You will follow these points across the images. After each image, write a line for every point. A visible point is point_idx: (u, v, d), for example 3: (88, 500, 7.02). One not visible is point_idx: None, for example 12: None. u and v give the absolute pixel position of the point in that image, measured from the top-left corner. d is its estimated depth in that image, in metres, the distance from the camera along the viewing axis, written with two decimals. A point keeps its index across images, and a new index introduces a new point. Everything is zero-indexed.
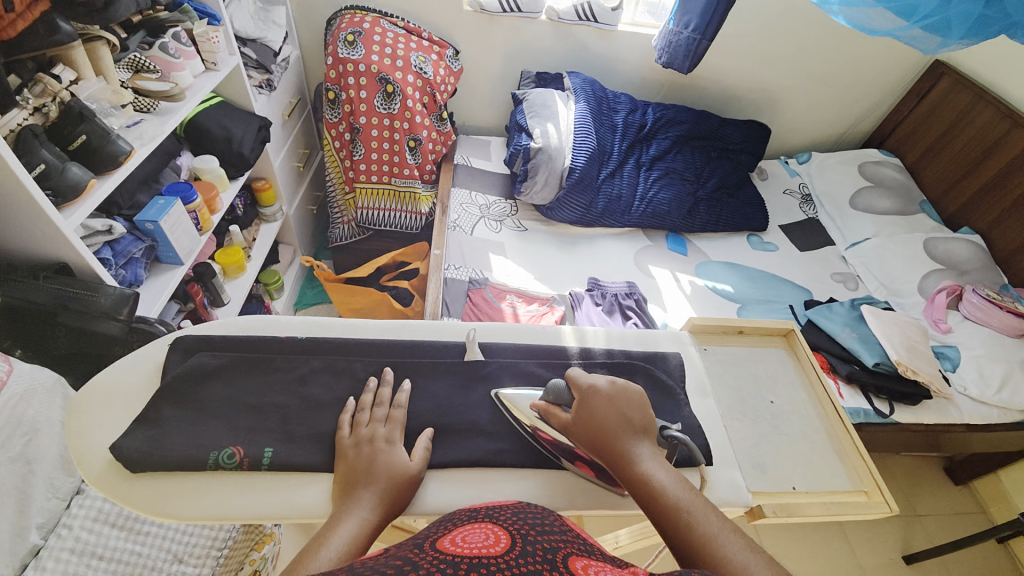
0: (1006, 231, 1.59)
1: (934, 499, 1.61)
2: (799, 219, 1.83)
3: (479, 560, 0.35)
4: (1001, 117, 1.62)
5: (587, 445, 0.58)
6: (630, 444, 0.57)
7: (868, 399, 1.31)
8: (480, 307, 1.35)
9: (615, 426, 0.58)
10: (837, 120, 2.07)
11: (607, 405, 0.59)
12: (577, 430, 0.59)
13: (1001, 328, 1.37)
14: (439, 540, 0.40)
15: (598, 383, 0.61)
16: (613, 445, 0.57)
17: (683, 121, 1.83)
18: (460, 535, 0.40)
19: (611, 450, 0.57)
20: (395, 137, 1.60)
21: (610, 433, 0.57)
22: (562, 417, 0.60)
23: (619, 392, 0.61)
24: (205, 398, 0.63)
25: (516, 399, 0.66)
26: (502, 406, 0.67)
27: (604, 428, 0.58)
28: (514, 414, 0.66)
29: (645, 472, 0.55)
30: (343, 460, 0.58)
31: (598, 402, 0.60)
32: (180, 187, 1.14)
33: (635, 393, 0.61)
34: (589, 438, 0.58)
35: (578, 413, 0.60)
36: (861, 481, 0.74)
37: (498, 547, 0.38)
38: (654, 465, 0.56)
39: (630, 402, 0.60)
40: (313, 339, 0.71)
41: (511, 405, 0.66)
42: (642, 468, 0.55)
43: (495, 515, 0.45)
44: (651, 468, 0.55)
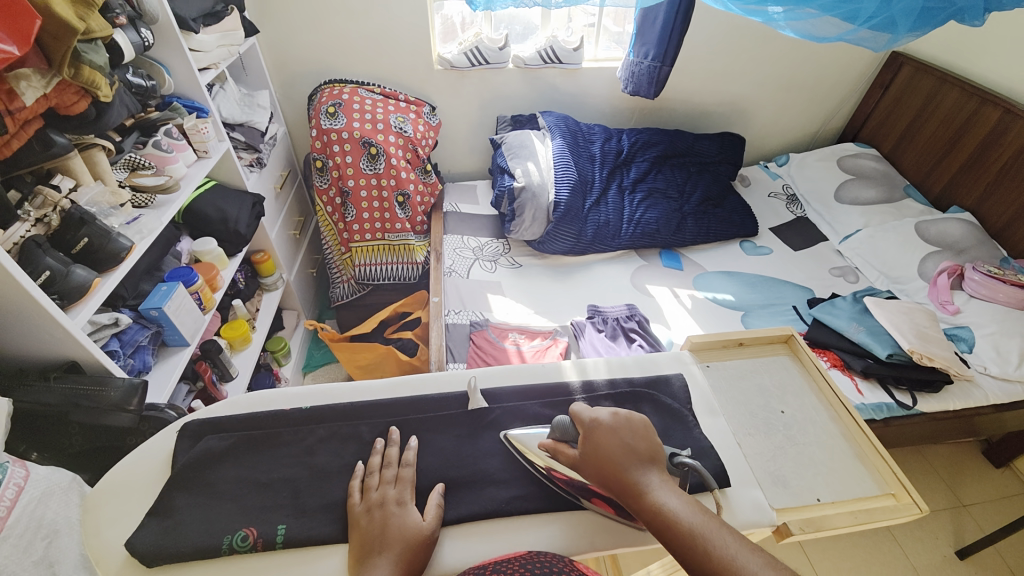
0: (995, 205, 1.60)
1: (978, 485, 1.54)
2: (788, 220, 1.85)
3: None
4: (966, 97, 1.66)
5: (598, 480, 0.58)
6: (639, 474, 0.56)
7: (889, 392, 1.28)
8: (484, 349, 1.35)
9: (622, 457, 0.58)
10: (808, 120, 2.13)
11: (611, 437, 0.59)
12: (586, 465, 0.59)
13: (1008, 302, 1.35)
14: None
15: (600, 416, 0.62)
16: (622, 478, 0.56)
17: (658, 142, 1.89)
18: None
19: (621, 483, 0.56)
20: (384, 195, 1.66)
21: (618, 465, 0.57)
22: (570, 454, 0.61)
23: (622, 422, 0.61)
24: (216, 481, 0.64)
25: (525, 438, 0.66)
26: (513, 448, 0.67)
27: (611, 461, 0.57)
28: (527, 457, 0.65)
29: (657, 500, 0.54)
30: (356, 528, 0.58)
31: (603, 434, 0.60)
32: (182, 271, 1.18)
33: (638, 422, 0.61)
34: (598, 473, 0.58)
35: (585, 448, 0.60)
36: (888, 484, 0.73)
37: None
38: (665, 493, 0.55)
39: (634, 431, 0.60)
40: (318, 407, 0.72)
41: (522, 447, 0.65)
42: (653, 497, 0.55)
43: (504, 569, 0.48)
44: (663, 496, 0.54)
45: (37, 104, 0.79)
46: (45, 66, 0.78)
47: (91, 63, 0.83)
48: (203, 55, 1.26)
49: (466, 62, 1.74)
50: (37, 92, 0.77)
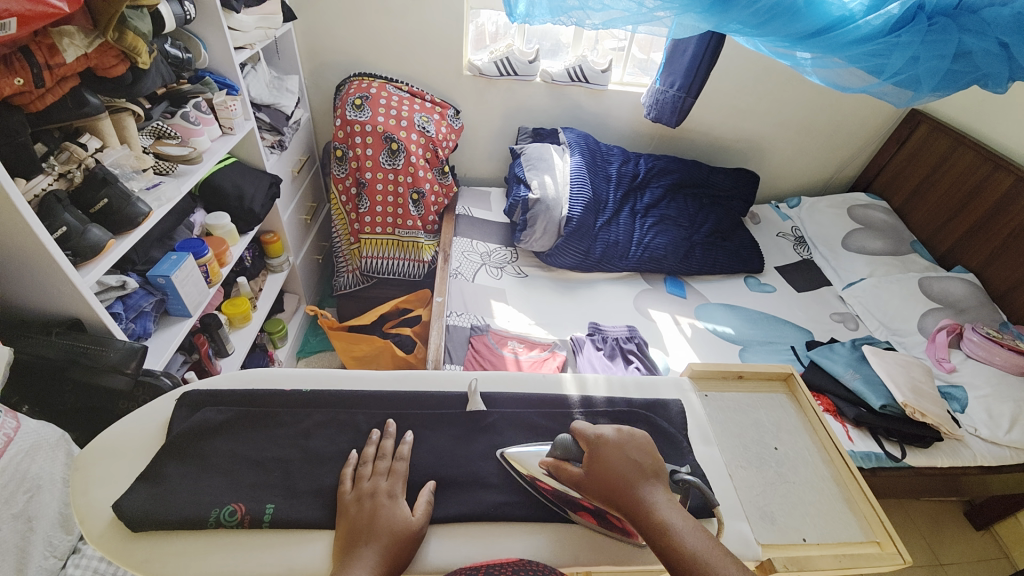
0: (999, 269, 1.62)
1: (957, 546, 1.53)
2: (794, 260, 1.86)
3: None
4: (981, 160, 1.69)
5: (601, 495, 0.58)
6: (645, 492, 0.57)
7: (879, 443, 1.28)
8: (483, 355, 1.35)
9: (629, 476, 0.58)
10: (823, 165, 2.15)
11: (616, 454, 0.60)
12: (589, 482, 0.59)
13: (1005, 366, 1.36)
14: None
15: (605, 432, 0.62)
16: (629, 495, 0.57)
17: (674, 170, 1.91)
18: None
19: (625, 500, 0.56)
20: (399, 190, 1.68)
21: (625, 483, 0.57)
22: (573, 471, 0.60)
23: (629, 436, 0.62)
24: (209, 453, 0.63)
25: (522, 455, 0.66)
26: (508, 466, 0.66)
27: (617, 479, 0.58)
28: (516, 468, 0.65)
29: (664, 519, 0.54)
30: (344, 516, 0.58)
31: (609, 450, 0.60)
32: (193, 243, 1.19)
33: (643, 439, 0.62)
34: (602, 489, 0.58)
35: (589, 464, 0.60)
36: (873, 531, 0.72)
37: None
38: (671, 513, 0.55)
39: (639, 448, 0.61)
40: (316, 392, 0.72)
41: (517, 464, 0.65)
42: (658, 515, 0.55)
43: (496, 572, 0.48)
44: (668, 516, 0.55)
45: (78, 63, 0.81)
46: (89, 26, 0.81)
47: (135, 29, 0.85)
48: (240, 35, 1.28)
49: (495, 71, 1.77)
50: (78, 50, 0.78)
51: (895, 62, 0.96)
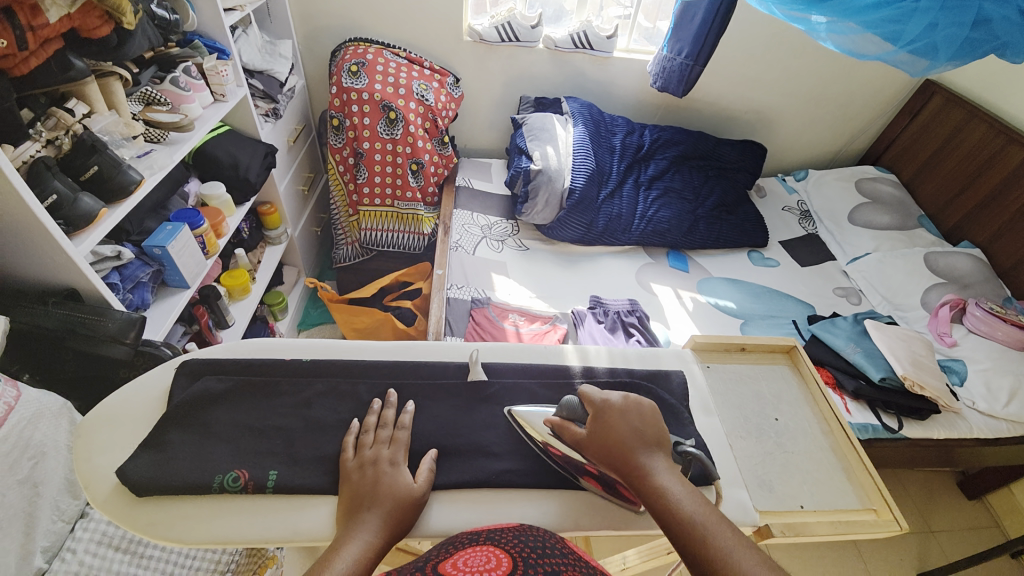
0: (1006, 245, 1.60)
1: (949, 515, 1.57)
2: (799, 235, 1.84)
3: None
4: (994, 133, 1.65)
5: (602, 460, 0.58)
6: (646, 458, 0.57)
7: (876, 415, 1.29)
8: (483, 327, 1.34)
9: (630, 440, 0.58)
10: (832, 137, 2.10)
11: (620, 419, 0.60)
12: (592, 445, 0.59)
13: (1006, 341, 1.36)
14: (441, 565, 0.44)
15: (611, 397, 0.62)
16: (629, 460, 0.57)
17: (680, 142, 1.86)
18: (459, 559, 0.44)
19: (626, 465, 0.56)
20: (398, 161, 1.64)
21: (626, 448, 0.57)
22: (577, 433, 0.60)
23: (634, 402, 0.62)
24: (210, 421, 0.63)
25: (529, 416, 0.66)
26: (515, 423, 0.67)
27: (619, 443, 0.58)
28: (528, 433, 0.65)
29: (662, 485, 0.55)
30: (347, 483, 0.58)
31: (612, 416, 0.60)
32: (188, 213, 1.18)
33: (648, 407, 0.61)
34: (604, 454, 0.58)
35: (593, 428, 0.60)
36: (870, 499, 0.73)
37: None
38: (669, 479, 0.55)
39: (643, 415, 0.61)
40: (316, 361, 0.71)
41: (524, 422, 0.66)
42: (655, 483, 0.55)
43: (497, 537, 0.49)
44: (666, 482, 0.55)
45: (61, 23, 0.77)
46: None
47: None
48: None
49: (496, 37, 1.71)
50: (60, 10, 0.75)
51: (912, 29, 0.92)
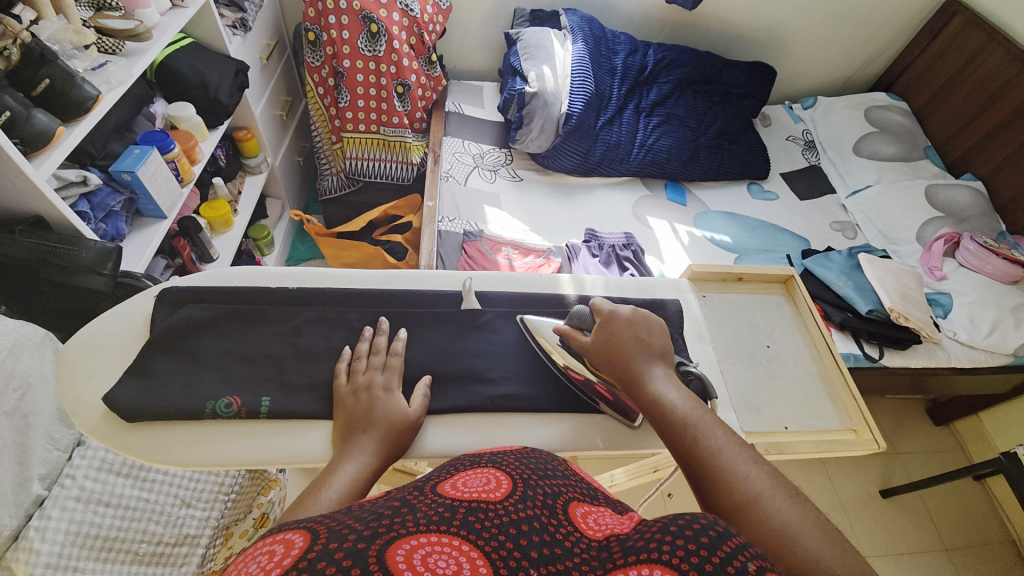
0: (1008, 177, 1.56)
1: (916, 439, 1.68)
2: (801, 166, 1.78)
3: (476, 505, 0.40)
4: (1010, 59, 1.55)
5: (604, 365, 0.59)
6: (646, 364, 0.58)
7: (859, 345, 1.33)
8: (476, 260, 1.32)
9: (633, 347, 0.59)
10: (847, 60, 1.97)
11: (625, 328, 0.60)
12: (596, 352, 0.60)
13: (997, 274, 1.37)
14: (441, 484, 0.43)
15: (620, 309, 0.62)
16: (630, 365, 0.58)
17: (686, 63, 1.74)
18: (459, 480, 0.44)
19: (626, 370, 0.58)
20: (382, 82, 1.52)
21: (628, 354, 0.58)
22: (582, 340, 0.61)
23: (642, 314, 0.62)
24: (198, 348, 0.62)
25: (540, 325, 0.67)
26: (525, 330, 0.69)
27: (621, 350, 0.59)
28: (538, 341, 0.67)
29: (658, 390, 0.56)
30: (342, 408, 0.58)
31: (618, 325, 0.61)
32: (156, 136, 1.09)
33: (655, 322, 0.62)
34: (606, 360, 0.59)
35: (598, 336, 0.60)
36: (851, 420, 0.76)
37: (497, 493, 0.42)
38: (666, 386, 0.56)
39: (650, 329, 0.61)
40: (304, 289, 0.69)
41: (535, 331, 0.67)
42: (652, 388, 0.56)
43: (499, 461, 0.49)
44: (664, 388, 0.56)
45: None
46: None
47: None
48: None
49: None
50: None
51: None
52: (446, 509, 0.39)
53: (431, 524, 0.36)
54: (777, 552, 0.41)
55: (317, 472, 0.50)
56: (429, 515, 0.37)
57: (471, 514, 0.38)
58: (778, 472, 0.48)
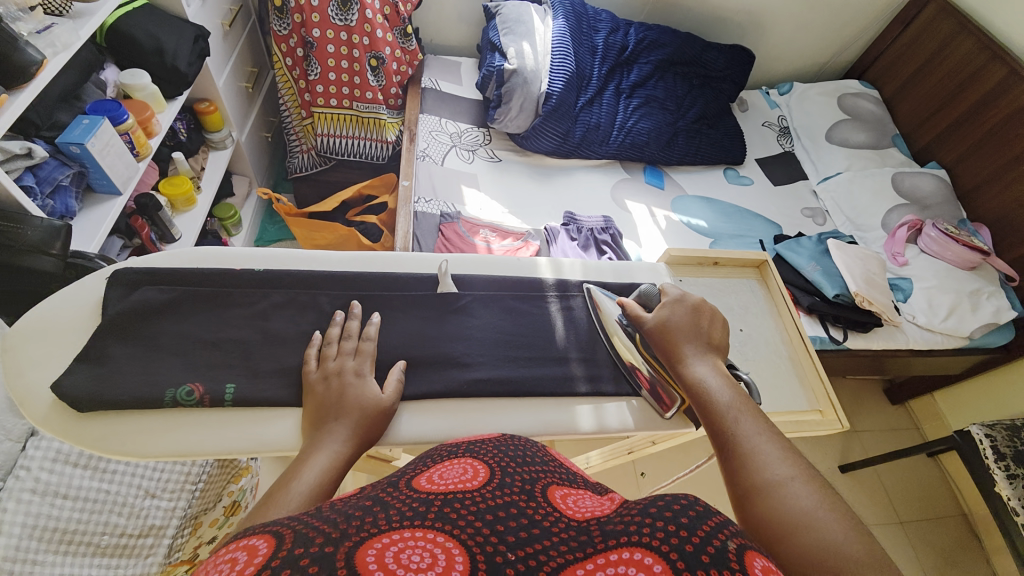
0: (970, 166, 1.62)
1: (874, 417, 1.77)
2: (776, 152, 1.80)
3: (454, 495, 0.40)
4: (980, 49, 1.59)
5: (656, 343, 0.63)
6: (695, 350, 0.61)
7: (825, 327, 1.38)
8: (453, 242, 1.29)
9: (685, 332, 0.62)
10: (823, 47, 1.99)
11: (684, 313, 0.64)
12: (652, 330, 0.63)
13: (956, 260, 1.44)
14: (416, 478, 0.43)
15: (685, 296, 0.65)
16: (680, 347, 0.61)
17: (667, 44, 1.72)
18: (435, 473, 0.44)
19: (676, 352, 0.61)
20: (354, 55, 1.45)
21: (680, 338, 0.62)
22: (641, 316, 0.65)
23: (699, 304, 0.65)
24: (155, 333, 0.59)
25: (602, 299, 0.71)
26: (587, 300, 0.73)
27: (676, 332, 0.62)
28: (599, 314, 0.71)
29: (700, 374, 0.58)
30: (312, 395, 0.56)
31: (678, 311, 0.64)
32: (107, 106, 1.01)
33: (713, 314, 0.65)
34: (660, 338, 0.62)
35: (657, 315, 0.64)
36: (817, 401, 0.79)
37: (472, 481, 0.42)
38: (710, 372, 0.59)
39: (707, 320, 0.64)
40: (272, 272, 0.65)
41: (597, 302, 0.71)
42: (696, 373, 0.59)
43: (476, 450, 0.49)
44: (706, 373, 0.59)
45: None
46: None
47: None
48: None
49: None
50: None
51: None
52: (421, 503, 0.39)
53: (405, 520, 0.36)
54: (790, 533, 0.43)
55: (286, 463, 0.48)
56: (403, 511, 0.37)
57: (448, 504, 0.39)
58: (807, 465, 0.49)
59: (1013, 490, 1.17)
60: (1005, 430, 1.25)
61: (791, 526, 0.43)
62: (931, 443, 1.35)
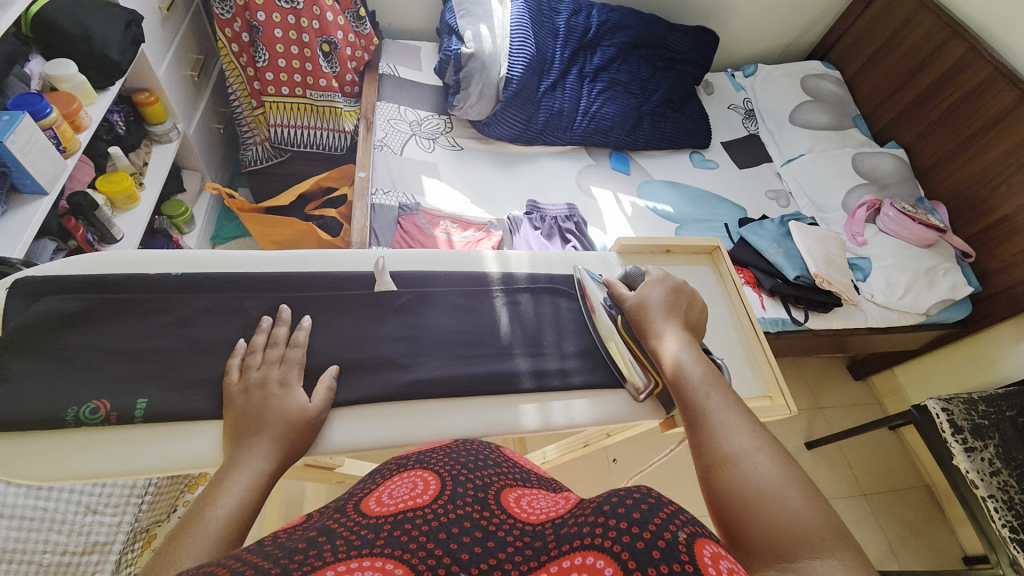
0: (929, 145, 1.65)
1: (838, 394, 1.82)
2: (741, 135, 1.80)
3: (405, 514, 0.39)
4: (940, 27, 1.60)
5: (634, 319, 0.65)
6: (669, 327, 0.63)
7: (786, 309, 1.40)
8: (411, 235, 1.25)
9: (661, 310, 0.65)
10: (787, 27, 1.98)
11: (661, 293, 0.66)
12: (631, 307, 0.66)
13: (913, 239, 1.47)
14: (365, 501, 0.42)
15: (664, 277, 0.68)
16: (655, 324, 0.63)
17: (630, 26, 1.69)
18: (384, 493, 0.43)
19: (651, 328, 0.63)
20: (304, 40, 1.38)
21: (656, 315, 0.64)
22: (622, 294, 0.68)
23: (676, 286, 0.68)
24: (63, 347, 0.56)
25: (588, 281, 0.73)
26: (574, 281, 0.75)
27: (652, 311, 0.64)
28: (583, 293, 0.73)
29: (673, 351, 0.61)
30: (232, 407, 0.54)
31: (655, 291, 0.66)
32: (30, 99, 0.94)
33: (690, 295, 0.67)
34: (636, 315, 0.65)
35: (636, 294, 0.67)
36: (768, 387, 0.79)
37: (423, 497, 0.42)
38: (682, 349, 0.61)
39: (684, 301, 0.67)
40: (191, 276, 0.62)
41: (583, 283, 0.73)
42: (669, 350, 0.61)
43: (426, 460, 0.49)
44: (679, 350, 0.61)
45: None
46: None
47: None
48: None
49: None
50: None
51: None
52: (371, 529, 0.38)
53: (352, 550, 0.35)
54: (748, 505, 0.44)
55: (205, 483, 0.47)
56: (351, 541, 0.36)
57: (399, 526, 0.38)
58: (772, 439, 0.50)
59: (971, 463, 1.21)
60: (962, 403, 1.28)
61: (749, 498, 0.44)
62: (890, 418, 1.39)
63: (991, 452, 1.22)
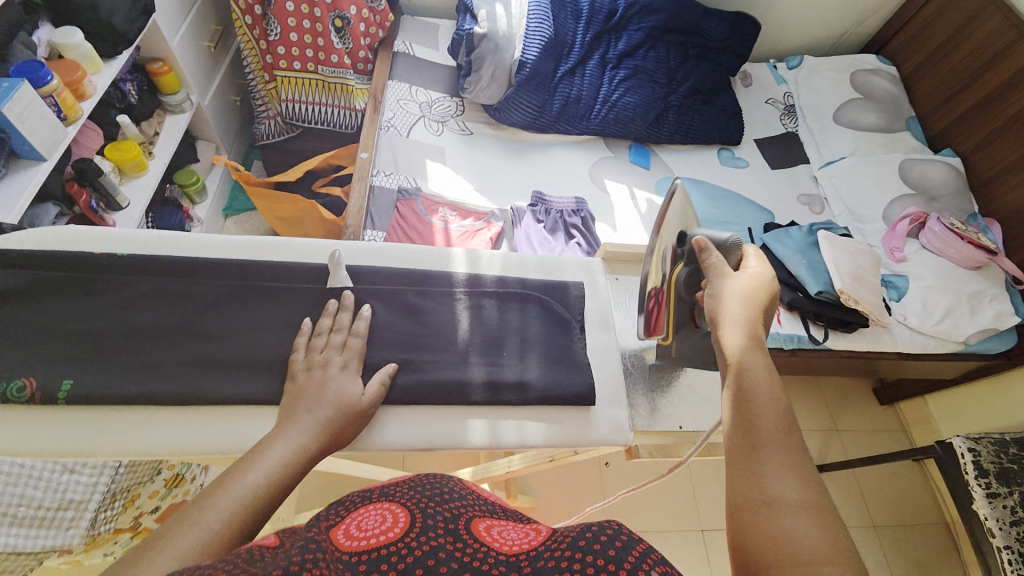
0: (988, 155, 1.48)
1: (858, 416, 1.69)
2: (776, 133, 1.66)
3: (380, 548, 0.37)
4: (1009, 26, 1.43)
5: (710, 292, 0.60)
6: (742, 322, 0.55)
7: (805, 326, 1.29)
8: (408, 221, 1.22)
9: (741, 303, 0.56)
10: (839, 16, 1.81)
11: (747, 287, 0.58)
12: (712, 281, 0.60)
13: (959, 259, 1.33)
14: (334, 532, 0.40)
15: (760, 273, 0.59)
16: (733, 314, 0.56)
17: (660, 9, 1.58)
18: (352, 524, 0.41)
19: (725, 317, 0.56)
20: (316, 14, 1.36)
21: (736, 307, 0.56)
22: (704, 261, 0.62)
23: (761, 283, 0.58)
24: (12, 320, 0.63)
25: (678, 213, 0.69)
26: (672, 196, 0.69)
27: (734, 300, 0.57)
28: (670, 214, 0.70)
29: (738, 352, 0.53)
30: (294, 382, 0.60)
31: (741, 283, 0.58)
32: (31, 67, 0.95)
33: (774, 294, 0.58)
34: (712, 289, 0.59)
35: (722, 273, 0.60)
36: None
37: (393, 530, 0.39)
38: (749, 352, 0.52)
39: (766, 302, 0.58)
40: (135, 258, 0.68)
41: (677, 206, 0.69)
42: (732, 348, 0.53)
43: (390, 492, 0.46)
44: (745, 352, 0.52)
45: None
46: None
47: None
48: None
49: None
50: None
51: None
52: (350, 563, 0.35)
53: None
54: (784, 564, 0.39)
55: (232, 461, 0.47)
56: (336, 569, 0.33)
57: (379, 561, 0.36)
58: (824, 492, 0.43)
59: (990, 510, 1.09)
60: (991, 445, 1.16)
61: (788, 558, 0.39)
62: (911, 451, 1.27)
63: (1016, 501, 1.10)
